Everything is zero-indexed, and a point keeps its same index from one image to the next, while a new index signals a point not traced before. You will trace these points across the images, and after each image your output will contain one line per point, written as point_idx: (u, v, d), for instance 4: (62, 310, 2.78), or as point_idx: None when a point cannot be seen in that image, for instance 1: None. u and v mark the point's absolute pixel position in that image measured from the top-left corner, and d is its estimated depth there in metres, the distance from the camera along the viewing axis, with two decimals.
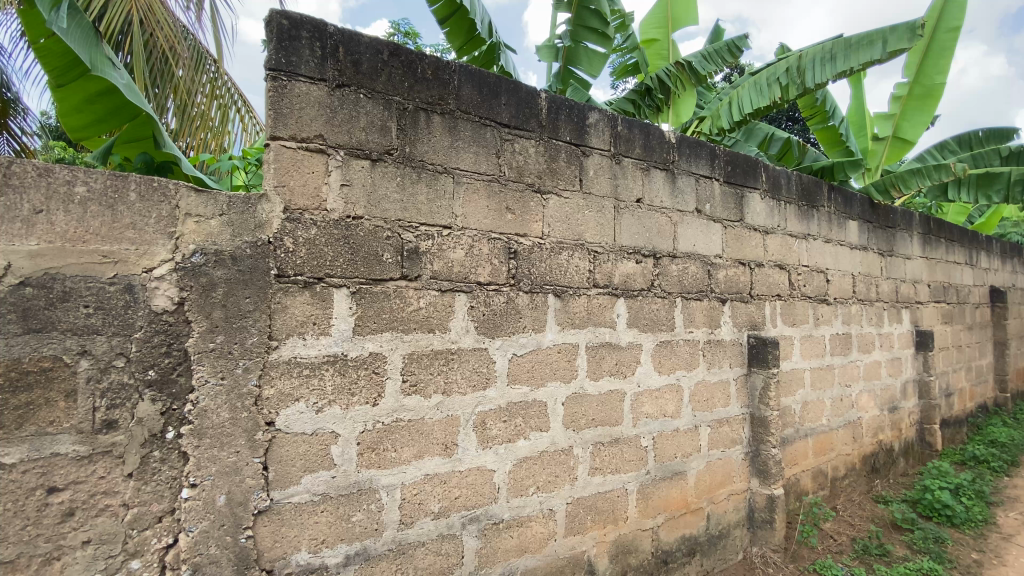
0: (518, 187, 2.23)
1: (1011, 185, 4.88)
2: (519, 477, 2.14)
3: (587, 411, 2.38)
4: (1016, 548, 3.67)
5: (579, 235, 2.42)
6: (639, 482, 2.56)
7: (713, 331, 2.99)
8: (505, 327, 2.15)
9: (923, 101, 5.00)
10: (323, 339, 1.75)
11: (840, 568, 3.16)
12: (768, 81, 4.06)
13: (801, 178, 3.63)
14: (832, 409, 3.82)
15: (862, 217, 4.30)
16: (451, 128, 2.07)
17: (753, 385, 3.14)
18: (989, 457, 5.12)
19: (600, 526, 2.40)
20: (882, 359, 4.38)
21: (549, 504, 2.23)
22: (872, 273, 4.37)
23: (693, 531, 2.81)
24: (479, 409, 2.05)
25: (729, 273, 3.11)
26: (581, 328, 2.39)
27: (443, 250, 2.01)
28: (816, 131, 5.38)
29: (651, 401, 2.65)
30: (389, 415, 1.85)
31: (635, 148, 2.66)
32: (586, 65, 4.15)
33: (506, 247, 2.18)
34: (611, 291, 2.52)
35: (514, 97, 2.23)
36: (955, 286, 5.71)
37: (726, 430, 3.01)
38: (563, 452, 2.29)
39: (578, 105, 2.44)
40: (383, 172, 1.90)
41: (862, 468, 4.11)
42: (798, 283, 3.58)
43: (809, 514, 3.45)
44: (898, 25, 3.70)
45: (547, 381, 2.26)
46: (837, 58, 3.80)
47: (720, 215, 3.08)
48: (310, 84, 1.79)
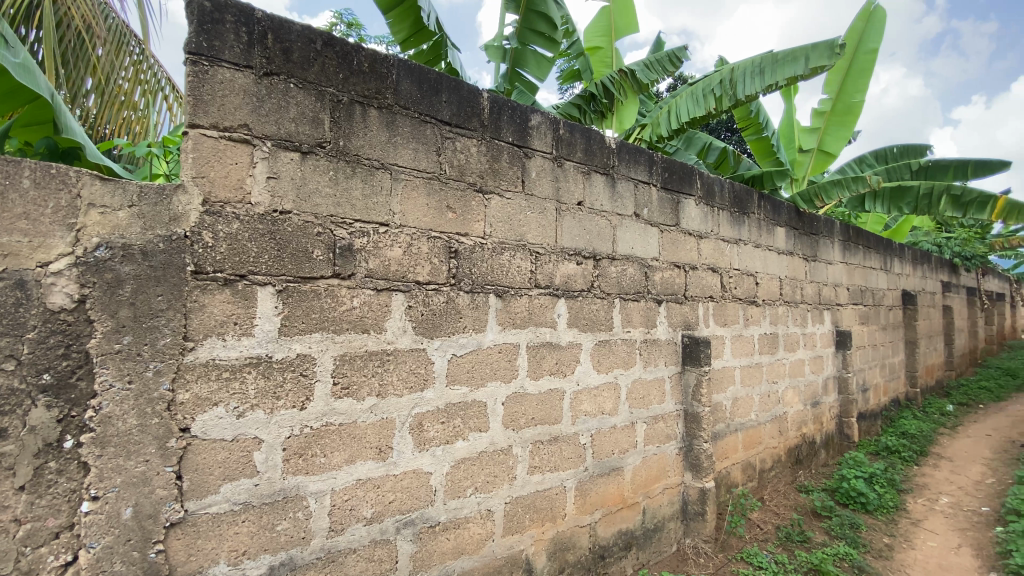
0: (459, 186, 2.21)
1: (919, 198, 5.34)
2: (457, 478, 2.12)
3: (526, 410, 2.39)
4: (922, 532, 4.01)
5: (521, 236, 2.43)
6: (578, 479, 2.61)
7: (650, 331, 3.08)
8: (445, 327, 2.12)
9: (844, 116, 5.37)
10: (245, 340, 1.66)
11: (765, 555, 3.35)
12: (704, 92, 4.23)
13: (733, 186, 3.82)
14: (760, 404, 4.04)
15: (788, 224, 4.56)
16: (389, 123, 2.02)
17: (686, 383, 3.26)
18: (899, 447, 5.58)
19: (538, 524, 2.41)
20: (805, 357, 4.67)
21: (487, 504, 2.22)
22: (797, 277, 4.65)
23: (629, 525, 2.88)
24: (416, 411, 2.01)
25: (665, 275, 3.22)
26: (521, 328, 2.39)
27: (379, 248, 1.96)
28: (751, 141, 5.68)
29: (590, 399, 2.70)
30: (319, 418, 1.78)
31: (576, 151, 2.69)
32: (533, 67, 4.20)
33: (446, 246, 2.15)
34: (552, 292, 2.54)
35: (455, 95, 2.21)
36: (871, 289, 6.18)
37: (661, 426, 3.11)
38: (503, 452, 2.28)
39: (521, 106, 2.44)
40: (314, 166, 1.83)
41: (787, 459, 4.36)
42: (730, 285, 3.76)
43: (737, 505, 3.61)
44: (819, 44, 3.95)
45: (487, 381, 2.24)
46: (766, 72, 4.02)
47: (658, 219, 3.19)
48: (235, 71, 1.70)
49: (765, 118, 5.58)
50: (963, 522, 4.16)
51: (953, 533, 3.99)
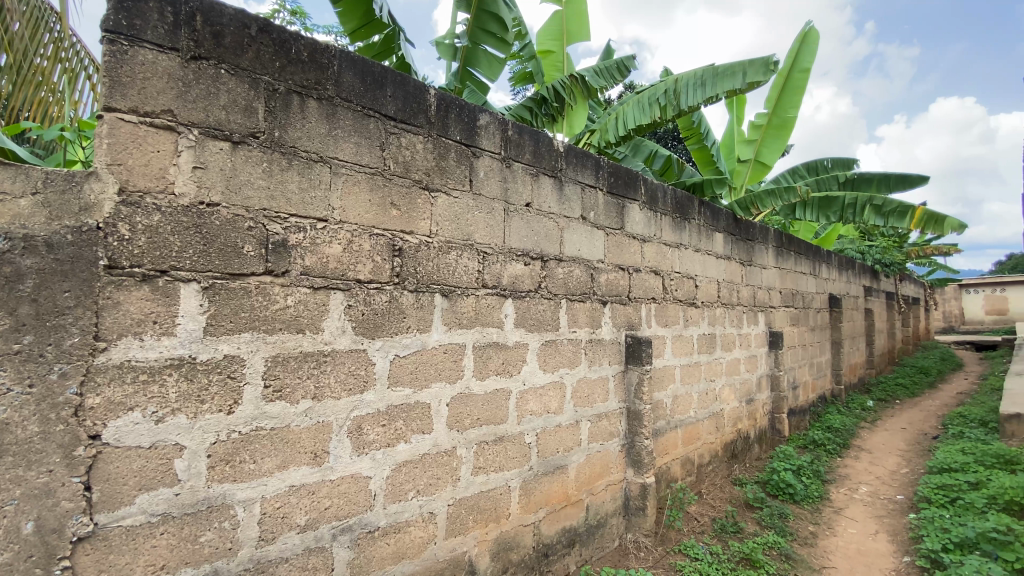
0: (404, 183, 2.17)
1: (844, 208, 5.74)
2: (397, 482, 2.07)
3: (471, 411, 2.37)
4: (843, 519, 4.31)
5: (468, 235, 2.41)
6: (522, 479, 2.61)
7: (595, 331, 3.14)
8: (387, 327, 2.07)
9: (779, 130, 5.69)
10: (166, 341, 1.56)
11: (701, 547, 3.48)
12: (649, 100, 4.36)
13: (675, 193, 3.96)
14: (699, 401, 4.21)
15: (726, 230, 4.79)
16: (329, 115, 1.95)
17: (629, 381, 3.35)
18: (824, 441, 5.97)
19: (482, 525, 2.40)
20: (741, 356, 4.91)
21: (430, 507, 2.19)
22: (734, 280, 4.88)
23: (572, 523, 2.92)
24: (355, 415, 1.95)
25: (610, 277, 3.29)
26: (467, 329, 2.37)
27: (316, 244, 1.89)
28: (693, 150, 5.93)
29: (536, 398, 2.71)
30: (248, 423, 1.70)
31: (525, 153, 2.70)
32: (484, 68, 4.20)
33: (389, 243, 2.10)
34: (499, 292, 2.54)
35: (401, 90, 2.16)
36: (801, 292, 6.58)
37: (605, 424, 3.18)
38: (447, 453, 2.25)
39: (468, 105, 2.43)
40: (245, 157, 1.74)
41: (723, 454, 4.57)
42: (671, 287, 3.90)
43: (675, 499, 3.74)
44: (755, 60, 4.17)
45: (431, 382, 2.21)
46: (707, 84, 4.21)
47: (603, 223, 3.26)
48: (158, 53, 1.59)
49: (707, 128, 5.84)
50: (879, 509, 4.49)
51: (871, 519, 4.30)
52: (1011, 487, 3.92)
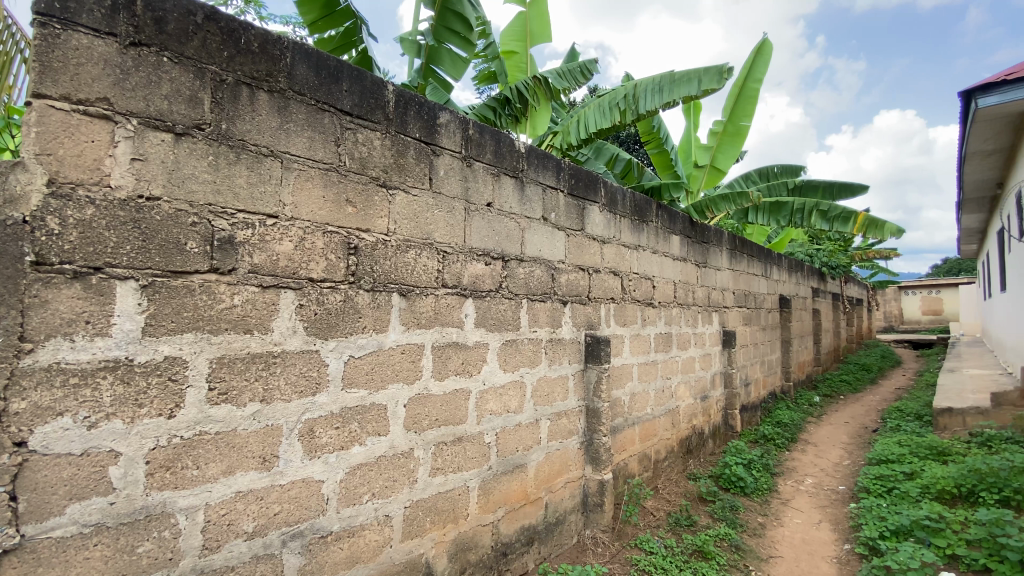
0: (360, 179, 2.12)
1: (793, 213, 6.02)
2: (352, 485, 2.03)
3: (430, 412, 2.35)
4: (789, 510, 4.51)
5: (427, 234, 2.38)
6: (481, 479, 2.61)
7: (555, 330, 3.17)
8: (341, 327, 2.02)
9: (733, 137, 5.91)
10: (100, 341, 1.48)
11: (656, 541, 3.57)
12: (610, 104, 4.43)
13: (634, 196, 4.05)
14: (655, 399, 4.32)
15: (683, 232, 4.93)
16: (281, 109, 1.89)
17: (588, 379, 3.40)
18: (774, 435, 6.24)
19: (439, 526, 2.37)
20: (696, 355, 5.07)
21: (386, 510, 2.15)
22: (690, 281, 5.03)
23: (531, 521, 2.93)
24: (307, 417, 1.90)
25: (571, 277, 3.33)
26: (426, 329, 2.34)
27: (266, 241, 1.83)
28: (653, 155, 6.10)
29: (495, 398, 2.72)
30: (191, 427, 1.63)
31: (486, 153, 2.69)
32: (447, 66, 4.17)
33: (344, 241, 2.05)
34: (459, 291, 2.53)
35: (358, 84, 2.12)
36: (753, 293, 6.85)
37: (564, 422, 3.22)
38: (404, 455, 2.22)
39: (428, 103, 2.39)
40: (189, 149, 1.67)
41: (679, 450, 4.71)
42: (629, 288, 3.98)
43: (632, 495, 3.82)
44: (709, 68, 4.30)
45: (388, 383, 2.18)
46: (664, 90, 4.32)
47: (564, 224, 3.29)
48: (94, 38, 1.51)
49: (666, 134, 6.00)
50: (823, 500, 4.72)
51: (815, 509, 4.52)
52: (942, 478, 4.20)
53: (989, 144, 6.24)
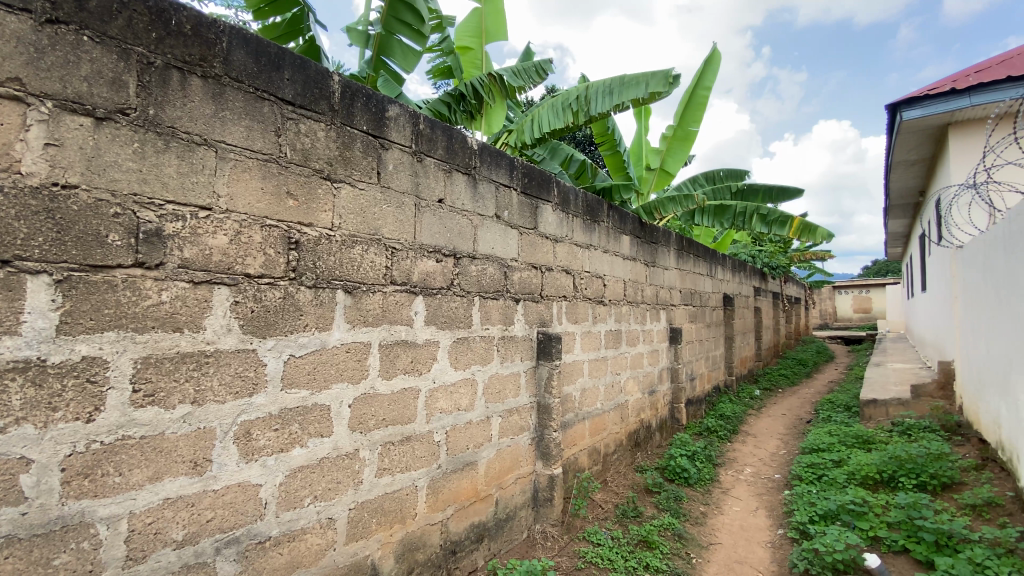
0: (302, 171, 2.05)
1: (736, 216, 6.30)
2: (292, 489, 1.96)
3: (377, 411, 2.30)
4: (729, 499, 4.73)
5: (375, 230, 2.32)
6: (429, 478, 2.57)
7: (507, 328, 3.19)
8: (281, 325, 1.95)
9: (682, 141, 6.12)
10: (8, 341, 1.36)
11: (604, 532, 3.65)
12: (563, 104, 4.49)
13: (586, 196, 4.11)
14: (605, 394, 4.42)
15: (632, 232, 5.05)
16: (216, 95, 1.80)
17: (540, 376, 3.44)
18: (716, 428, 6.52)
19: (386, 527, 2.33)
20: (644, 351, 5.22)
21: (329, 512, 2.10)
22: (639, 280, 5.18)
23: (481, 518, 2.94)
24: (243, 419, 1.83)
25: (523, 275, 3.35)
26: (373, 327, 2.29)
27: (198, 235, 1.73)
28: (607, 156, 6.24)
29: (446, 396, 2.69)
30: (112, 431, 1.53)
31: (437, 148, 2.65)
32: (399, 58, 4.11)
33: (285, 236, 1.98)
34: (408, 289, 2.48)
35: (300, 73, 2.04)
36: (699, 292, 7.12)
37: (515, 418, 3.24)
38: (348, 457, 2.17)
39: (377, 95, 2.33)
40: (111, 135, 1.56)
41: (627, 443, 4.85)
42: (581, 286, 4.06)
43: (581, 488, 3.90)
44: (657, 73, 4.39)
45: (332, 382, 2.12)
46: (615, 92, 4.42)
47: (517, 222, 3.30)
48: (6, 13, 1.40)
49: (618, 136, 6.15)
50: (760, 488, 4.98)
51: (752, 497, 4.76)
52: (866, 465, 4.53)
53: (912, 155, 6.75)
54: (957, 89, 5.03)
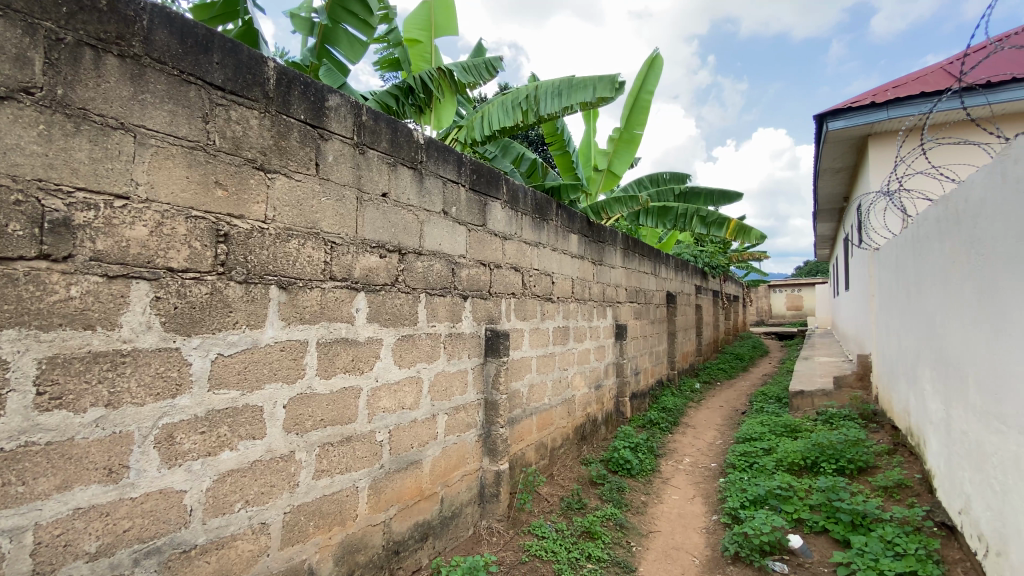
0: (232, 160, 1.95)
1: (677, 217, 6.56)
2: (220, 494, 1.87)
3: (314, 412, 2.23)
4: (669, 488, 4.93)
5: (313, 223, 2.23)
6: (371, 478, 2.52)
7: (454, 324, 3.17)
8: (207, 323, 1.84)
9: (628, 144, 6.29)
10: None
11: (549, 525, 3.71)
12: (512, 103, 4.50)
13: (535, 195, 4.15)
14: (553, 389, 4.49)
15: (580, 232, 5.14)
16: (135, 76, 1.68)
17: (487, 372, 3.45)
18: (658, 420, 6.77)
19: (324, 530, 2.27)
20: (591, 347, 5.34)
21: (261, 517, 2.01)
22: (586, 278, 5.28)
23: (425, 517, 2.91)
24: (164, 422, 1.72)
25: (471, 272, 3.34)
26: (311, 324, 2.21)
27: (113, 225, 1.62)
28: (556, 156, 6.32)
29: (389, 395, 2.64)
30: (13, 437, 1.40)
31: (381, 141, 2.59)
32: (344, 47, 3.99)
33: (212, 228, 1.87)
34: (349, 285, 2.41)
35: (231, 57, 1.94)
36: (644, 290, 7.36)
37: (462, 416, 3.23)
38: (283, 459, 2.09)
39: (316, 84, 2.25)
40: (12, 116, 1.44)
41: (573, 437, 4.95)
42: (530, 283, 4.09)
43: (527, 483, 3.94)
44: (603, 78, 4.47)
45: (264, 382, 2.03)
46: (563, 94, 4.48)
47: (465, 219, 3.29)
48: None
49: (567, 136, 6.25)
50: (698, 476, 5.22)
51: (690, 486, 4.98)
52: (792, 452, 4.84)
53: (837, 163, 7.25)
54: (877, 102, 5.45)
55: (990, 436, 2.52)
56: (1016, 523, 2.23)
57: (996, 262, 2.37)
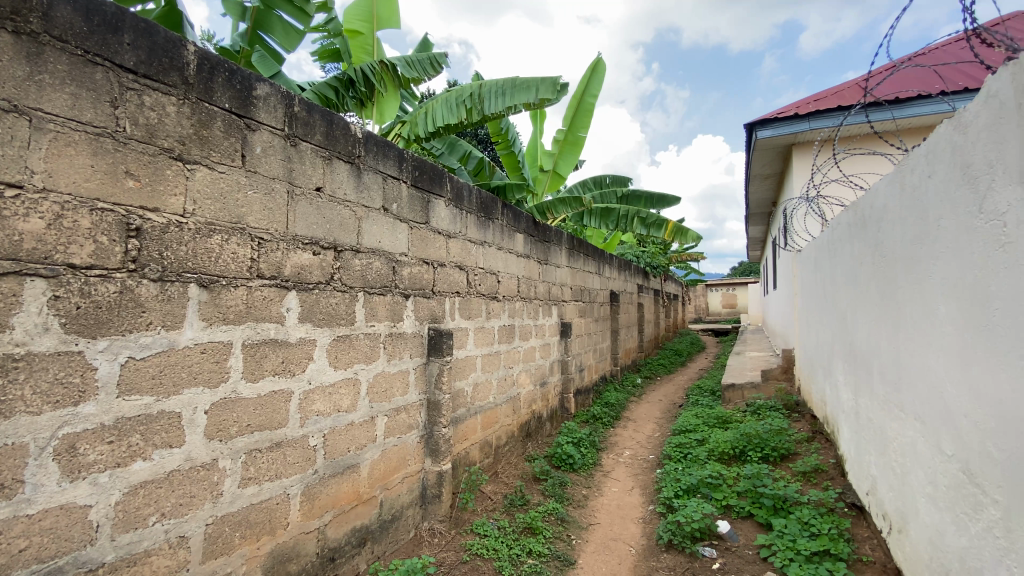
0: (146, 149, 1.81)
1: (619, 219, 6.77)
2: (132, 507, 1.74)
3: (240, 417, 2.12)
4: (609, 480, 5.07)
5: (238, 217, 2.11)
6: (303, 484, 2.42)
7: (395, 324, 3.11)
8: (116, 324, 1.71)
9: (572, 146, 6.41)
10: None
11: (491, 524, 3.71)
12: (456, 101, 4.47)
13: (479, 193, 4.14)
14: (497, 387, 4.50)
15: (526, 231, 5.18)
16: (31, 55, 1.55)
17: (430, 372, 3.41)
18: (601, 415, 6.95)
19: (252, 540, 2.16)
20: (536, 345, 5.40)
21: (180, 530, 1.89)
22: (531, 276, 5.33)
23: (363, 521, 2.84)
24: (65, 432, 1.59)
25: (413, 270, 3.29)
26: (235, 325, 2.10)
27: (2, 217, 1.48)
28: (502, 155, 6.35)
29: (324, 397, 2.55)
30: None
31: (315, 133, 2.50)
32: (279, 35, 3.82)
33: (122, 221, 1.74)
34: (279, 283, 2.30)
35: (145, 39, 1.81)
36: (588, 289, 7.54)
37: (403, 417, 3.18)
38: (204, 468, 1.97)
39: (242, 71, 2.14)
40: None
41: (518, 434, 4.99)
42: (474, 282, 4.09)
43: (469, 482, 3.92)
44: (546, 79, 4.53)
45: (183, 387, 1.91)
46: (507, 93, 4.50)
47: (407, 216, 3.23)
48: None
49: (513, 136, 6.28)
50: (636, 469, 5.41)
51: (629, 478, 5.15)
52: (723, 442, 5.12)
53: (766, 169, 7.73)
54: (799, 114, 5.86)
55: (892, 423, 2.76)
56: (914, 502, 2.46)
57: (895, 263, 2.61)
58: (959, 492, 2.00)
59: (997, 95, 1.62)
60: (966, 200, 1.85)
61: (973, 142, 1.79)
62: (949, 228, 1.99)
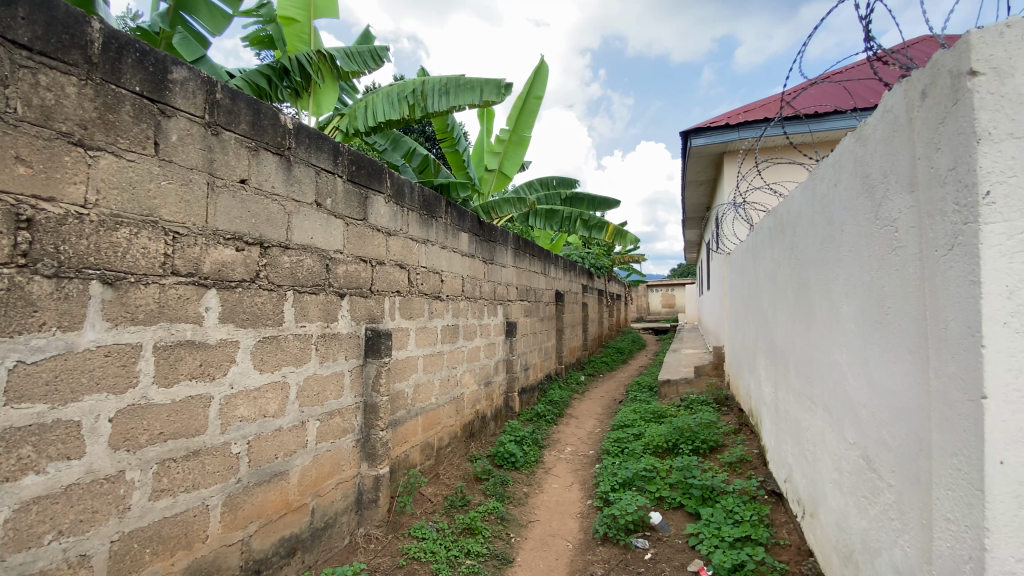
0: (39, 133, 1.66)
1: (563, 220, 6.88)
2: (23, 526, 1.59)
3: (151, 425, 1.97)
4: (549, 477, 5.15)
5: (149, 210, 1.97)
6: (225, 494, 2.28)
7: (329, 324, 3.00)
8: (2, 324, 1.56)
9: (517, 146, 6.45)
10: None
11: (430, 526, 3.66)
12: (398, 96, 4.37)
13: (421, 191, 4.07)
14: (440, 387, 4.46)
15: (470, 231, 5.15)
16: None
17: (367, 374, 3.32)
18: (545, 414, 7.04)
19: (165, 556, 2.02)
20: (481, 344, 5.39)
21: (80, 549, 1.74)
22: (476, 276, 5.31)
23: (293, 530, 2.71)
24: None
25: (349, 268, 3.18)
26: (146, 325, 1.95)
27: None
28: (448, 153, 6.29)
29: (248, 402, 2.42)
30: None
31: (240, 122, 2.36)
32: (205, 18, 3.59)
33: (10, 211, 1.59)
34: (197, 281, 2.16)
35: (41, 12, 1.66)
36: (533, 289, 7.61)
37: (337, 421, 3.07)
38: (109, 481, 1.82)
39: (157, 54, 1.99)
40: None
41: (461, 434, 4.96)
42: (416, 282, 4.02)
43: (407, 485, 3.83)
44: (490, 80, 4.54)
45: (83, 394, 1.75)
46: (450, 92, 4.47)
47: (342, 211, 3.12)
48: None
49: (459, 134, 6.24)
50: (577, 464, 5.52)
51: (569, 474, 5.24)
52: (658, 436, 5.32)
53: (700, 176, 8.12)
54: (729, 123, 6.20)
55: (805, 415, 2.97)
56: (823, 488, 2.66)
57: (808, 266, 2.80)
58: (860, 477, 2.17)
59: (892, 110, 1.77)
60: (865, 208, 2.02)
61: (871, 153, 1.95)
62: (851, 233, 2.16)
